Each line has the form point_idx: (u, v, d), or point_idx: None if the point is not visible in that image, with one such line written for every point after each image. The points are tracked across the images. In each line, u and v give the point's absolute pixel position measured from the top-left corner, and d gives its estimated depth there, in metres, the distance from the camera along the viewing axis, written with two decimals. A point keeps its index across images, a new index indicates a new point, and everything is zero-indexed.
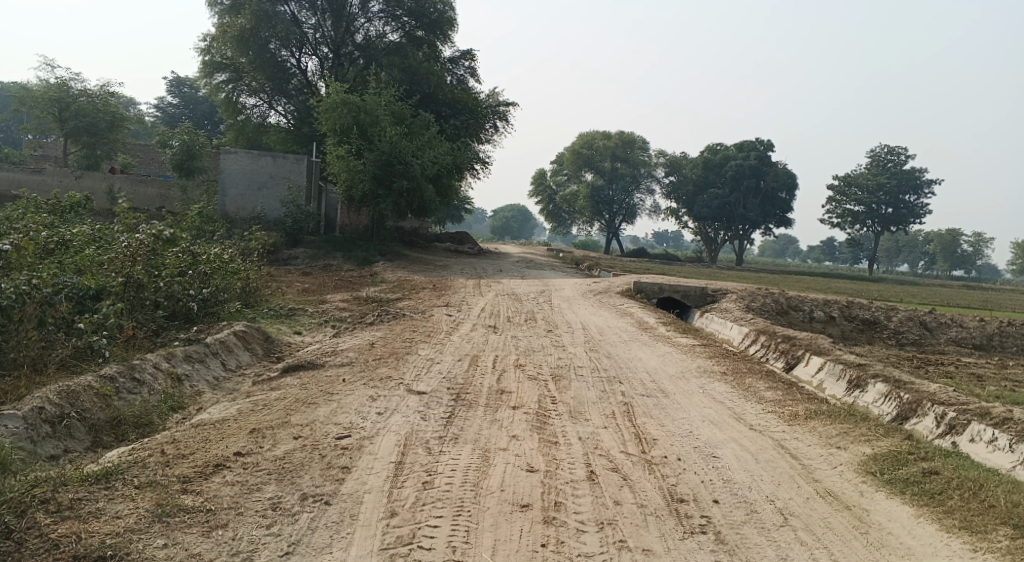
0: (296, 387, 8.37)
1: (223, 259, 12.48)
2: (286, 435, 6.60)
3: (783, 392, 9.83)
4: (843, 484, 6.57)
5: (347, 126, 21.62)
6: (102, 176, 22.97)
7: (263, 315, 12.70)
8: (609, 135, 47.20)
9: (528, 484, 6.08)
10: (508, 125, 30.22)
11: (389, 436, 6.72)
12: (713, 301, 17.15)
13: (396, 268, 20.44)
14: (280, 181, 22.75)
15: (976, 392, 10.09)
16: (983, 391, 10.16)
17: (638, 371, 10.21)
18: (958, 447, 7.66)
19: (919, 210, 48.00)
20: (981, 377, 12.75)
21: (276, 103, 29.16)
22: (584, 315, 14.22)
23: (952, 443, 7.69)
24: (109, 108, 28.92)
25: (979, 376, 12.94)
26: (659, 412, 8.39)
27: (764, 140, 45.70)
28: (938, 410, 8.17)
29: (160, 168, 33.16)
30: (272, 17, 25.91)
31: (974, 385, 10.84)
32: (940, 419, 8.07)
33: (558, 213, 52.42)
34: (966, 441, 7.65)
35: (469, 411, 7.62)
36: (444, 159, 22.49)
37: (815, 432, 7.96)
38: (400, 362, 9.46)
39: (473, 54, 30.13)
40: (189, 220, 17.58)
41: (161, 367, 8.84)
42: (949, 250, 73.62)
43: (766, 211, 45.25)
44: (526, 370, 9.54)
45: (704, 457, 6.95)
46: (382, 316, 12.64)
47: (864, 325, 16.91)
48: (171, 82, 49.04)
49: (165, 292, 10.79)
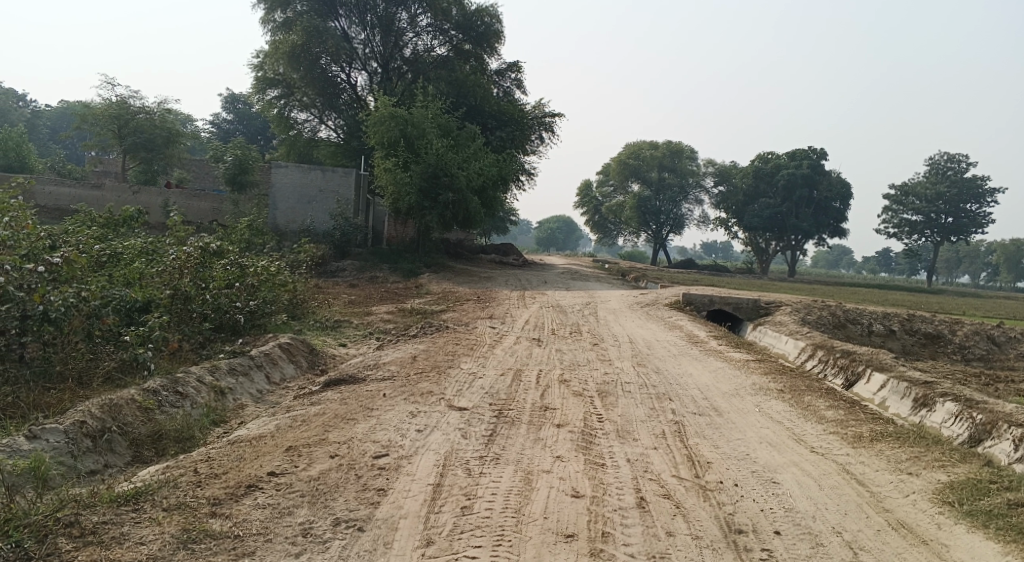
0: (335, 402, 8.15)
1: (271, 271, 12.38)
2: (322, 454, 6.37)
3: (845, 412, 9.33)
4: (918, 516, 6.12)
5: (394, 139, 21.60)
6: (158, 191, 23.23)
7: (309, 327, 12.58)
8: (657, 144, 46.63)
9: (574, 511, 5.75)
10: (554, 136, 29.95)
11: (428, 456, 6.45)
12: (766, 314, 16.59)
13: (442, 279, 20.27)
14: (329, 195, 22.77)
15: None
16: None
17: (689, 388, 9.79)
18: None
19: (981, 219, 46.30)
20: None
21: (327, 118, 29.30)
22: (632, 328, 13.81)
23: None
24: (166, 124, 29.41)
25: None
26: (713, 432, 7.98)
27: (817, 148, 44.60)
28: (1016, 433, 7.65)
29: (214, 182, 33.62)
30: (323, 33, 26.11)
31: None
32: (1019, 442, 7.54)
33: (605, 224, 51.97)
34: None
35: (511, 428, 7.32)
36: (490, 170, 22.30)
37: (883, 456, 7.49)
38: (443, 376, 9.19)
39: (520, 66, 29.96)
40: (239, 233, 17.62)
41: (204, 380, 8.69)
42: (1013, 261, 71.15)
43: (820, 221, 44.17)
44: (571, 385, 9.20)
45: (763, 483, 6.54)
46: (425, 328, 12.43)
47: (927, 339, 16.20)
48: (226, 98, 49.88)
49: (212, 305, 10.70)
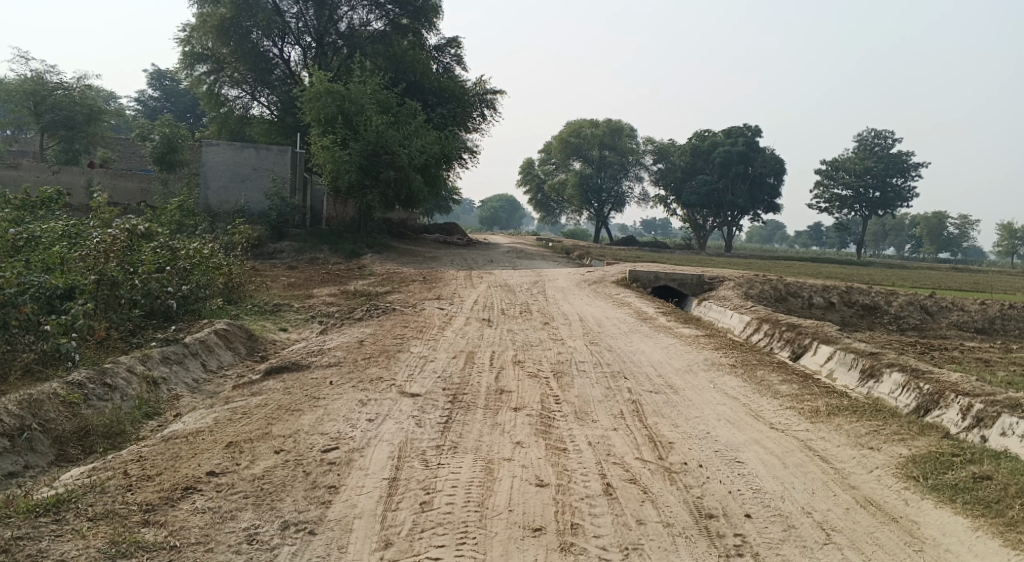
0: (278, 391, 7.69)
1: (204, 254, 11.76)
2: (266, 449, 5.95)
3: (799, 386, 9.23)
4: (885, 492, 6.01)
5: (332, 116, 20.94)
6: (81, 171, 22.06)
7: (247, 311, 12.00)
8: (597, 122, 46.53)
9: (540, 502, 5.46)
10: (495, 113, 29.49)
11: (381, 447, 6.08)
12: (710, 289, 16.55)
13: (384, 260, 19.78)
14: (264, 173, 21.98)
15: (990, 379, 9.62)
16: (999, 379, 9.68)
17: (643, 366, 9.59)
18: (990, 442, 7.09)
19: (907, 193, 47.48)
20: (989, 362, 12.28)
21: (259, 94, 28.28)
22: (580, 306, 13.57)
23: (982, 438, 7.14)
24: (88, 101, 28.04)
25: (987, 361, 12.46)
26: (672, 410, 7.78)
27: (752, 125, 44.97)
28: (964, 402, 7.64)
29: (141, 163, 32.28)
30: (253, 6, 25.25)
31: (986, 372, 10.34)
32: (967, 411, 7.54)
33: (547, 202, 51.77)
34: (998, 436, 7.10)
35: (467, 414, 6.99)
36: (432, 148, 21.78)
37: (842, 431, 7.38)
38: (391, 361, 8.81)
39: (460, 41, 29.40)
40: (169, 215, 16.80)
41: (135, 370, 8.15)
42: (936, 233, 73.32)
43: (755, 197, 44.71)
44: (524, 366, 8.90)
45: (728, 463, 6.35)
46: (371, 311, 11.97)
47: (864, 310, 16.36)
48: (151, 74, 48.01)
49: (141, 291, 10.07)
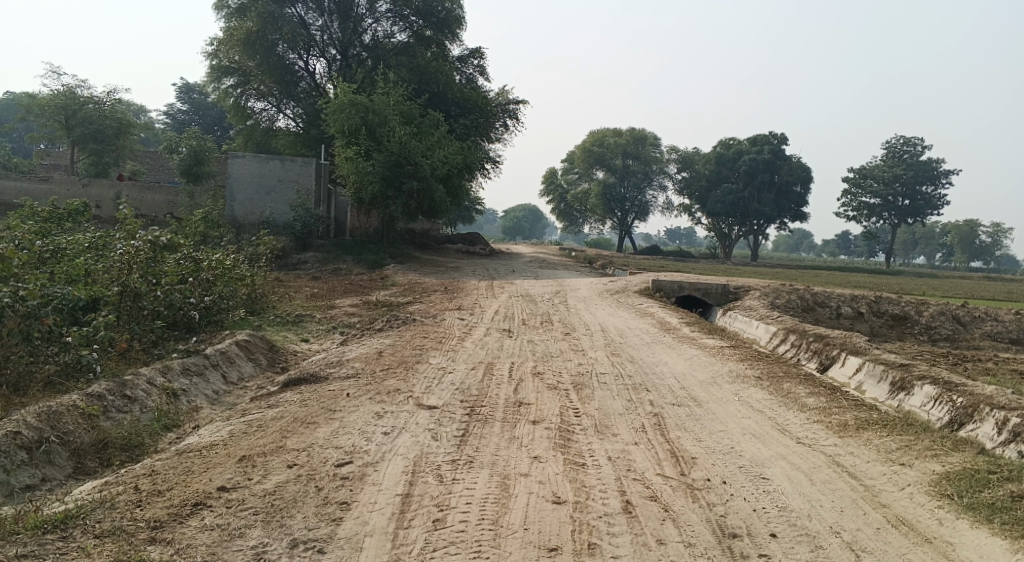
0: (295, 403, 7.62)
1: (227, 265, 11.74)
2: (279, 463, 5.87)
3: (827, 399, 9.00)
4: (917, 511, 5.80)
5: (355, 127, 20.94)
6: (110, 184, 22.25)
7: (269, 322, 11.96)
8: (620, 131, 46.36)
9: (556, 520, 5.33)
10: (518, 123, 29.44)
11: (396, 462, 5.97)
12: (736, 299, 16.30)
13: (406, 270, 19.74)
14: (289, 185, 22.10)
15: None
16: None
17: (665, 378, 9.41)
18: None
19: (937, 201, 46.76)
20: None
21: (285, 106, 28.42)
22: (603, 317, 13.41)
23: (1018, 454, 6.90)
24: (117, 114, 28.35)
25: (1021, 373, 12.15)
26: (694, 424, 7.60)
27: (778, 133, 44.55)
28: (999, 415, 7.40)
29: (169, 175, 32.59)
30: (278, 19, 25.34)
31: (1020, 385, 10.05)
32: (1002, 425, 7.30)
33: (570, 212, 51.59)
34: None
35: (485, 427, 6.86)
36: (454, 158, 21.74)
37: (872, 446, 7.16)
38: (409, 373, 8.70)
39: (483, 52, 29.41)
40: (193, 226, 16.88)
41: (155, 382, 8.10)
42: (967, 242, 72.20)
43: (781, 206, 44.26)
44: (544, 378, 8.74)
45: (753, 479, 6.16)
46: (392, 322, 11.90)
47: (894, 320, 16.03)
48: (180, 88, 48.58)
49: (163, 302, 10.05)
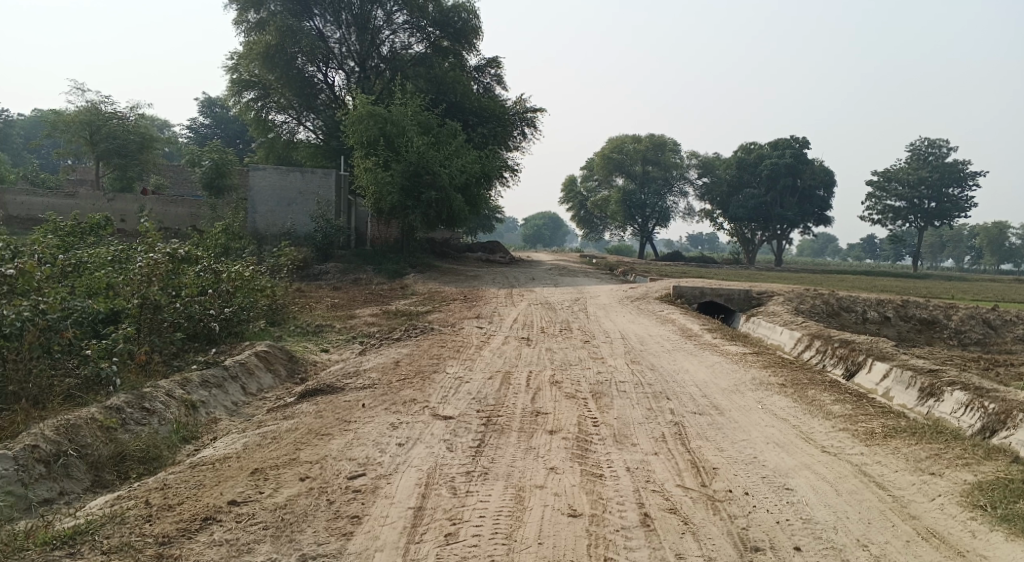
0: (310, 415, 7.55)
1: (247, 276, 11.71)
2: (291, 476, 5.80)
3: (852, 406, 8.80)
4: (948, 523, 5.62)
5: (374, 138, 20.98)
6: (134, 198, 22.42)
7: (289, 333, 11.93)
8: (640, 137, 46.17)
9: (572, 534, 5.21)
10: (537, 131, 29.38)
11: (409, 474, 5.89)
12: (759, 304, 16.08)
13: (427, 279, 19.71)
14: (309, 197, 22.12)
15: None
16: None
17: (686, 385, 9.26)
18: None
19: (964, 203, 46.11)
20: None
21: (305, 118, 28.55)
22: (623, 324, 13.27)
23: None
24: (140, 129, 28.61)
25: None
26: (716, 433, 7.45)
27: (800, 137, 44.17)
28: None
29: (192, 188, 32.84)
30: (297, 31, 25.46)
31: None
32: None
33: (591, 219, 51.38)
34: None
35: (501, 438, 6.76)
36: (473, 167, 21.70)
37: (900, 455, 6.97)
38: (426, 382, 8.61)
39: (500, 61, 29.39)
40: (214, 238, 16.93)
41: (174, 394, 8.05)
42: (995, 244, 71.14)
43: (805, 210, 43.84)
44: (562, 387, 8.62)
45: (776, 490, 6.01)
46: (410, 331, 11.82)
47: (922, 325, 15.74)
48: (202, 102, 49.04)
49: (182, 314, 10.03)
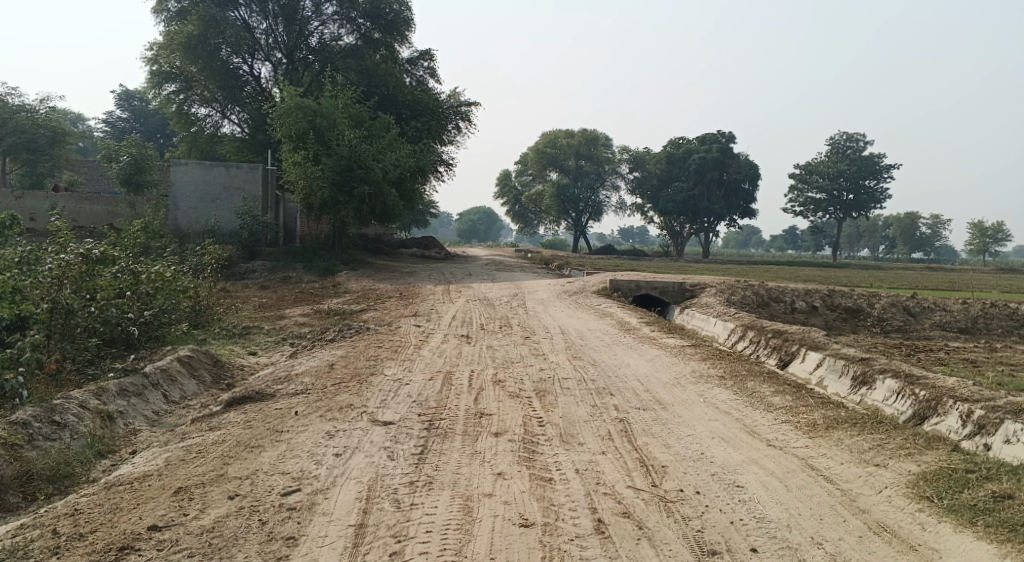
0: (239, 425, 7.12)
1: (169, 276, 11.09)
2: (219, 495, 5.42)
3: (792, 397, 8.77)
4: (898, 516, 5.57)
5: (302, 131, 20.34)
6: (45, 195, 21.25)
7: (215, 335, 11.36)
8: (573, 132, 46.30)
9: (524, 547, 5.00)
10: (470, 125, 29.04)
11: (348, 487, 5.57)
12: (693, 296, 16.10)
13: (359, 277, 19.23)
14: (234, 192, 21.27)
15: (980, 380, 9.27)
16: (989, 379, 9.34)
17: (629, 380, 9.11)
18: (994, 452, 6.72)
19: (880, 194, 47.55)
20: (977, 362, 11.99)
21: (229, 112, 27.59)
22: (561, 319, 13.10)
23: (986, 448, 6.76)
24: (51, 123, 27.25)
25: (975, 362, 12.18)
26: (662, 429, 7.29)
27: (726, 131, 44.84)
28: (963, 408, 7.26)
29: (109, 185, 31.49)
30: (221, 22, 24.69)
31: (976, 374, 10.01)
32: (967, 417, 7.16)
33: (525, 214, 51.39)
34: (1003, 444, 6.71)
35: (444, 443, 6.47)
36: (406, 161, 21.27)
37: (844, 446, 6.92)
38: (364, 386, 8.25)
39: (432, 54, 28.97)
40: (133, 236, 16.11)
41: (88, 405, 7.50)
42: (908, 233, 73.68)
43: (730, 203, 44.56)
44: (505, 387, 8.36)
45: (726, 488, 5.88)
46: (344, 331, 11.40)
47: (848, 314, 16.01)
48: (120, 95, 47.26)
49: (98, 318, 9.38)
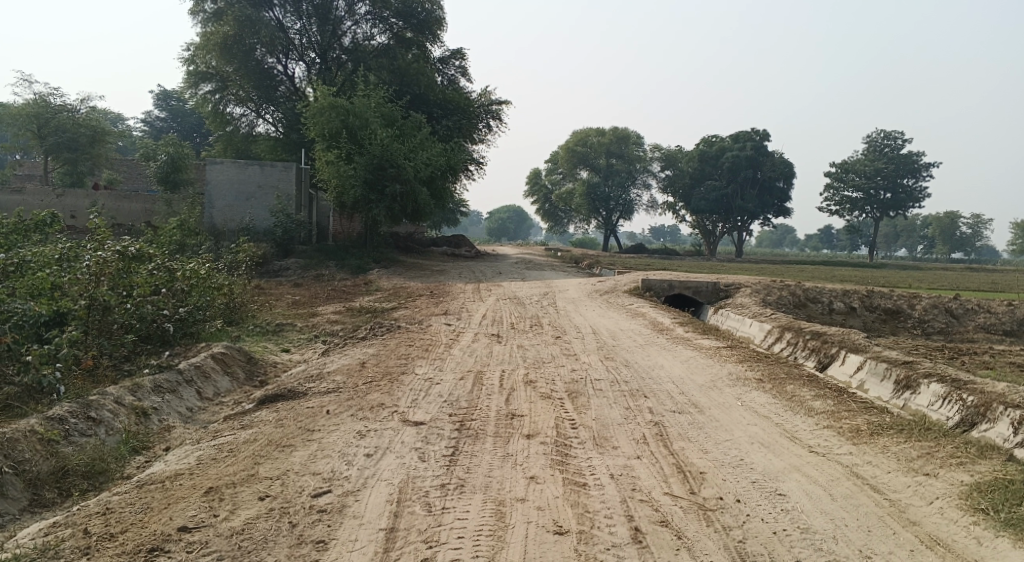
0: (270, 424, 7.05)
1: (203, 274, 11.09)
2: (250, 495, 5.35)
3: (833, 402, 8.52)
4: (950, 528, 5.37)
5: (335, 130, 20.41)
6: (84, 193, 21.49)
7: (249, 332, 11.35)
8: (604, 130, 46.07)
9: (559, 555, 4.89)
10: (501, 124, 28.93)
11: (379, 488, 5.47)
12: (728, 297, 15.82)
13: (391, 274, 19.20)
14: (268, 191, 21.43)
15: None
16: None
17: (663, 382, 8.92)
18: None
19: (918, 193, 46.62)
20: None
21: (264, 111, 27.67)
22: (594, 318, 12.92)
23: None
24: (91, 123, 27.58)
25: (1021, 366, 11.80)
26: (699, 433, 7.10)
27: (760, 129, 44.24)
28: (1015, 415, 6.99)
29: (147, 183, 31.83)
30: (255, 22, 24.78)
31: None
32: (1019, 425, 6.88)
33: (555, 212, 51.20)
34: None
35: (476, 444, 6.35)
36: (438, 160, 21.22)
37: (890, 454, 6.68)
38: (395, 385, 8.16)
39: (464, 53, 28.88)
40: (169, 233, 16.20)
41: (123, 402, 7.48)
42: (948, 233, 72.16)
43: (765, 202, 43.94)
44: (536, 387, 8.22)
45: (768, 496, 5.69)
46: (376, 329, 11.33)
47: (887, 315, 15.62)
48: (158, 95, 47.84)
49: (134, 314, 9.40)
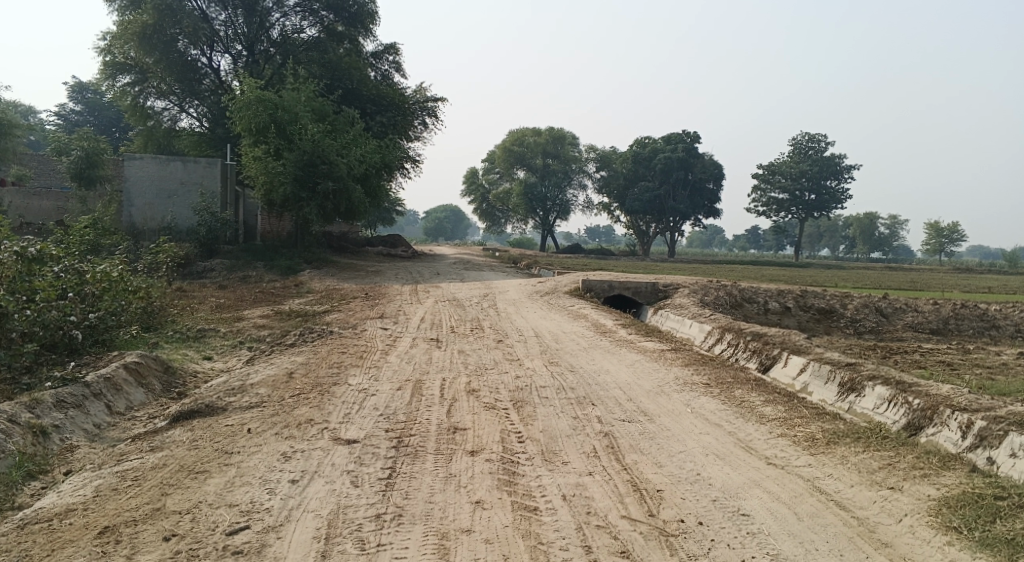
0: (183, 446, 6.36)
1: (119, 275, 10.14)
2: (153, 536, 4.90)
3: (784, 408, 8.18)
4: (924, 551, 5.13)
5: (263, 125, 19.39)
6: None
7: (168, 339, 10.48)
8: (540, 130, 45.69)
9: None
10: (437, 121, 28.27)
11: (305, 524, 4.99)
12: (667, 296, 15.52)
13: (323, 276, 18.44)
14: (191, 188, 20.34)
15: (970, 385, 8.79)
16: (978, 384, 8.85)
17: (611, 388, 8.47)
18: (1004, 466, 6.24)
19: (841, 194, 47.59)
20: (955, 364, 11.60)
21: (188, 105, 26.45)
22: (535, 320, 12.46)
23: (989, 462, 6.29)
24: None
25: (952, 363, 11.78)
26: (651, 445, 6.67)
27: (691, 131, 44.65)
28: (962, 418, 6.76)
29: (60, 180, 30.12)
30: (177, 11, 23.67)
31: (960, 377, 9.56)
32: (967, 429, 6.66)
33: (493, 212, 50.73)
34: (1009, 458, 6.25)
35: (415, 464, 5.78)
36: (372, 156, 20.49)
37: (850, 465, 6.36)
38: (325, 398, 7.53)
39: (398, 47, 28.17)
40: (80, 232, 15.09)
41: (18, 420, 6.60)
42: (867, 234, 73.81)
43: (696, 203, 44.36)
44: (480, 397, 7.67)
45: (732, 518, 5.34)
46: (306, 335, 10.60)
47: (820, 314, 15.55)
48: (72, 87, 45.69)
49: (36, 322, 8.44)
